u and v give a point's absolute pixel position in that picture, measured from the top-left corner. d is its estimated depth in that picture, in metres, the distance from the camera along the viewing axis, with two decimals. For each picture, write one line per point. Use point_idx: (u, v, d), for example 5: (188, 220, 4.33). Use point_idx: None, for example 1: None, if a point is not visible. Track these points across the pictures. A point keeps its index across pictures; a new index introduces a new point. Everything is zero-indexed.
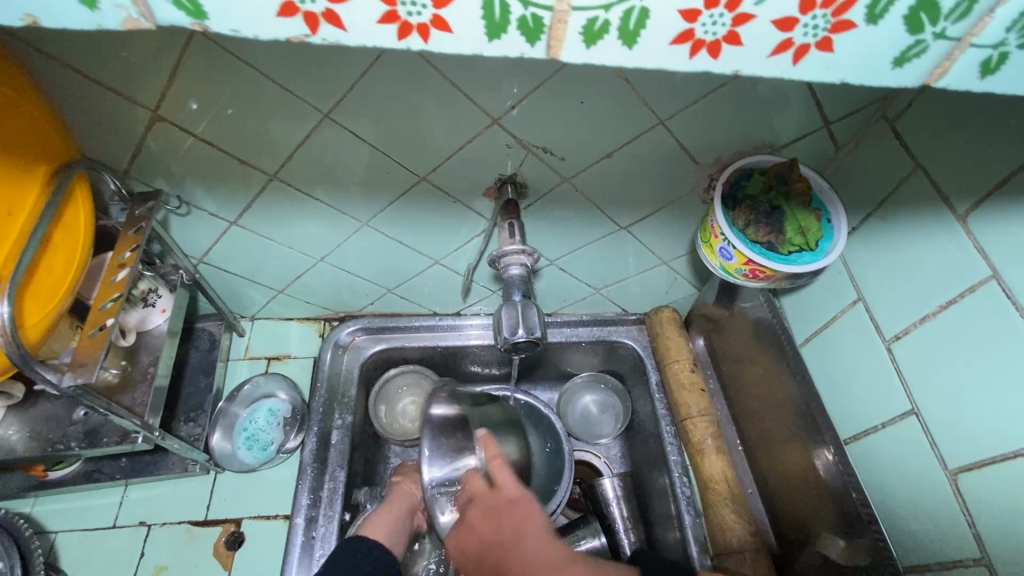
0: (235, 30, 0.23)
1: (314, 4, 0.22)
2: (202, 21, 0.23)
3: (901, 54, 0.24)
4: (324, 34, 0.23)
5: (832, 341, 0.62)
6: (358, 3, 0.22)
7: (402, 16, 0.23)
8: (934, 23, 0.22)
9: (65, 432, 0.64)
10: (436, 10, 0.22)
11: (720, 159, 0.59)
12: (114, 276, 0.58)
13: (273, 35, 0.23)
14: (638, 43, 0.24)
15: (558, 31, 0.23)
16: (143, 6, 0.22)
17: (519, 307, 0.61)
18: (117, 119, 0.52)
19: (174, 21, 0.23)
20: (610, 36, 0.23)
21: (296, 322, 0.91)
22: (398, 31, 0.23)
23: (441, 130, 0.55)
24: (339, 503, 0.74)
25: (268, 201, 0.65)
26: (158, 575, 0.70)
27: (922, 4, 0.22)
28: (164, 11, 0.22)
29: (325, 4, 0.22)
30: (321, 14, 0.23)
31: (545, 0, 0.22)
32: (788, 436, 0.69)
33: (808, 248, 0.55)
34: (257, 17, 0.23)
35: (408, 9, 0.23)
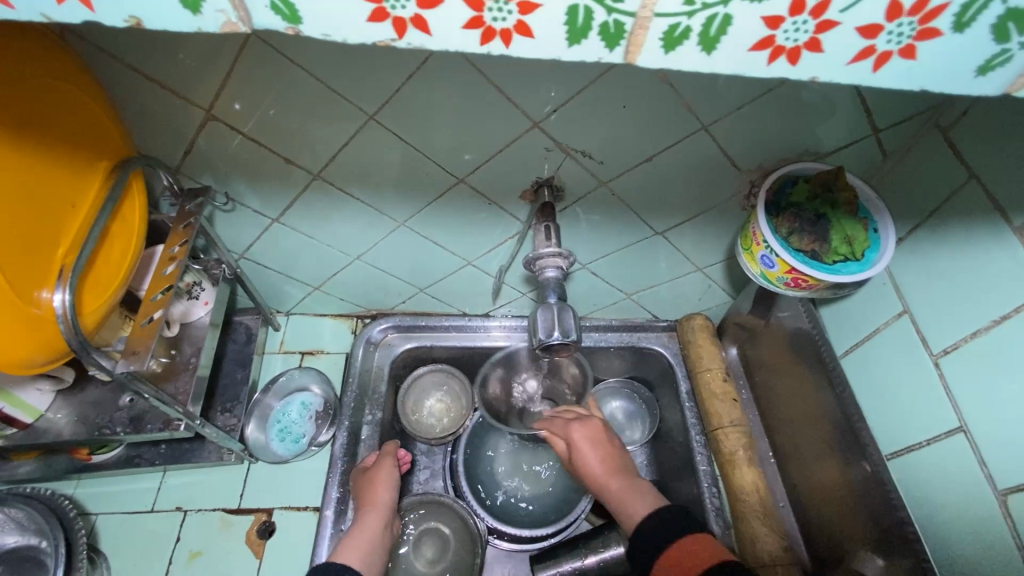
0: (326, 34, 0.24)
1: (402, 10, 0.23)
2: (296, 26, 0.24)
3: (984, 63, 0.23)
4: (410, 39, 0.24)
5: (875, 354, 0.60)
6: (447, 10, 0.23)
7: (488, 23, 0.23)
8: (1021, 33, 0.22)
9: (111, 417, 0.66)
10: (521, 17, 0.23)
11: (762, 165, 0.58)
12: (164, 269, 0.60)
13: (361, 41, 0.24)
14: (717, 50, 0.24)
15: (638, 37, 0.23)
16: (241, 10, 0.23)
17: (555, 309, 0.61)
18: (174, 118, 0.54)
19: (270, 25, 0.24)
20: (688, 42, 0.23)
21: (330, 318, 0.93)
22: (481, 37, 0.24)
23: (483, 133, 0.56)
24: None
25: (311, 200, 0.67)
26: (193, 560, 0.72)
27: (1012, 13, 0.21)
28: (262, 16, 0.23)
29: (414, 10, 0.23)
30: (409, 19, 0.23)
31: (628, 7, 0.22)
32: (822, 451, 0.68)
33: (853, 258, 0.53)
34: (337, 20, 0.23)
35: (494, 15, 0.23)
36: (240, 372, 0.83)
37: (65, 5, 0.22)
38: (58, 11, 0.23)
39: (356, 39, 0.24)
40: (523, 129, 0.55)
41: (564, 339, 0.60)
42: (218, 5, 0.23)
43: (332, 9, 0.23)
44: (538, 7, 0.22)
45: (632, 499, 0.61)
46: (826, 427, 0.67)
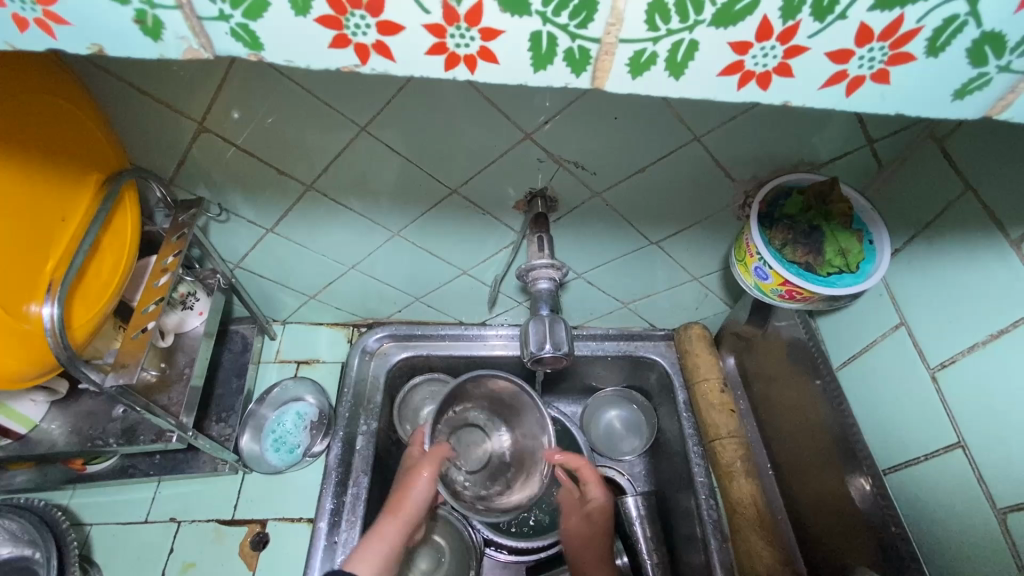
0: (289, 60, 0.24)
1: (363, 36, 0.23)
2: (257, 52, 0.24)
3: (961, 87, 0.23)
4: (374, 65, 0.24)
5: (872, 365, 0.59)
6: (411, 33, 0.22)
7: (450, 49, 0.23)
8: (999, 57, 0.21)
9: (104, 428, 0.66)
10: (483, 43, 0.22)
11: (757, 176, 0.58)
12: (156, 281, 0.60)
13: (323, 65, 0.24)
14: (685, 75, 0.23)
15: (605, 62, 0.23)
16: (203, 37, 0.23)
17: (547, 321, 0.61)
18: (165, 132, 0.54)
19: (231, 51, 0.23)
20: (656, 67, 0.23)
21: (326, 327, 0.93)
22: (445, 62, 0.23)
23: (474, 145, 0.56)
24: (362, 510, 0.75)
25: (305, 211, 0.67)
26: (186, 572, 0.72)
27: (989, 38, 0.21)
28: (223, 43, 0.23)
29: (376, 36, 0.23)
30: (372, 45, 0.23)
31: (593, 33, 0.22)
32: (821, 464, 0.67)
33: (848, 270, 0.53)
34: (304, 45, 0.23)
35: (456, 41, 0.23)
36: (235, 382, 0.83)
37: (27, 32, 0.22)
38: (22, 39, 0.23)
39: (323, 65, 0.24)
40: (514, 141, 0.55)
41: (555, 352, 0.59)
42: (179, 31, 0.23)
43: (301, 35, 0.23)
44: (500, 33, 0.22)
45: None
46: (825, 439, 0.66)
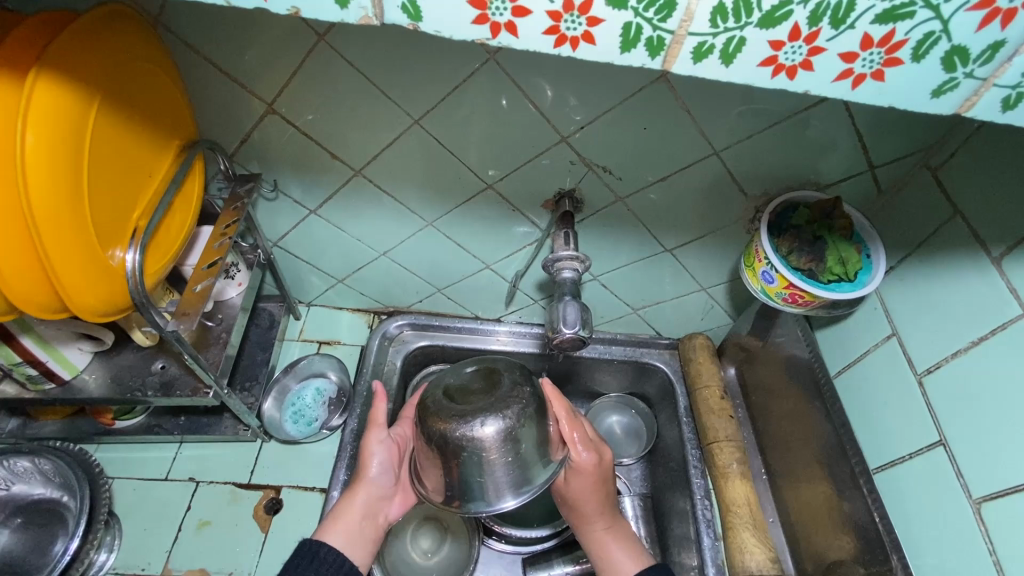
0: (438, 31, 0.30)
1: (500, 16, 0.28)
2: (416, 23, 0.29)
3: (937, 87, 0.28)
4: (501, 40, 0.29)
5: (864, 373, 0.64)
6: (533, 17, 0.28)
7: (562, 31, 0.28)
8: (964, 65, 0.27)
9: (144, 381, 0.70)
10: (588, 27, 0.28)
11: (768, 192, 0.64)
12: (214, 243, 0.66)
13: (461, 37, 0.30)
14: (735, 62, 0.29)
15: (674, 50, 0.29)
16: (378, 8, 0.28)
17: (560, 305, 0.66)
18: (237, 109, 0.60)
19: (397, 22, 0.29)
20: (712, 57, 0.29)
21: (348, 312, 0.98)
22: (556, 42, 0.29)
23: (517, 143, 0.61)
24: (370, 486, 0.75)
25: (349, 195, 0.72)
26: (200, 529, 0.75)
27: (956, 49, 0.27)
28: (394, 14, 0.29)
29: (509, 17, 0.28)
30: (503, 24, 0.29)
31: (670, 25, 0.28)
32: (813, 467, 0.71)
33: (846, 279, 0.58)
34: (452, 19, 0.29)
35: (568, 25, 0.28)
36: (260, 355, 0.88)
37: None
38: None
39: (460, 36, 0.30)
40: (551, 143, 0.61)
41: (575, 333, 0.64)
42: (362, 3, 0.28)
43: (453, 13, 0.28)
44: (603, 20, 0.28)
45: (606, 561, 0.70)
46: (819, 445, 0.71)
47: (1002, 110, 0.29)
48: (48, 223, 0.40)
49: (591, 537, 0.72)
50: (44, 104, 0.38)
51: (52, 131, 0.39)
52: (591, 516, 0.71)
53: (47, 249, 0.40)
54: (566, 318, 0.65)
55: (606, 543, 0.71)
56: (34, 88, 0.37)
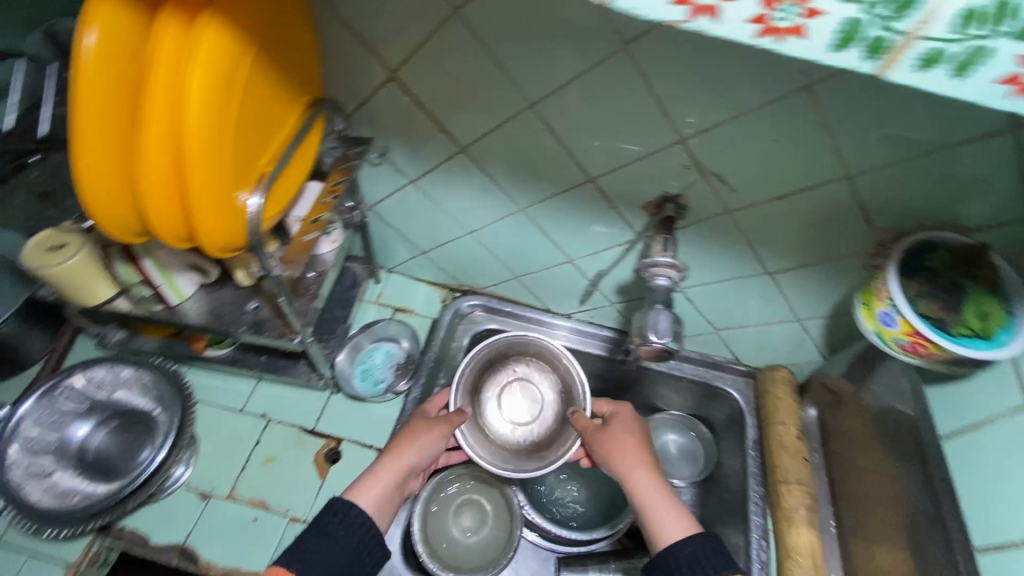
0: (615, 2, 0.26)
1: None
2: None
3: None
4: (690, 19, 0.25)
5: (979, 444, 0.57)
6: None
7: (768, 20, 0.24)
8: None
9: (238, 318, 0.75)
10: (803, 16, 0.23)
11: (899, 228, 0.58)
12: (323, 199, 0.70)
13: (646, 14, 0.26)
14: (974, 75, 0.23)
15: (901, 54, 0.23)
16: None
17: (650, 314, 0.64)
18: (363, 73, 0.63)
19: None
20: (950, 66, 0.23)
21: (425, 284, 1.00)
22: (755, 30, 0.25)
23: (630, 139, 0.60)
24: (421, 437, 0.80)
25: (449, 170, 0.73)
26: (266, 463, 0.80)
27: None
28: None
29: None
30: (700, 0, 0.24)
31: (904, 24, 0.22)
32: (894, 533, 0.66)
33: (981, 336, 0.52)
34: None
35: (777, 14, 0.24)
36: (340, 311, 0.92)
37: None
38: None
39: (648, 13, 0.26)
40: (667, 143, 0.58)
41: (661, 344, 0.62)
42: None
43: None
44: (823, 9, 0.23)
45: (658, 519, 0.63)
46: (907, 511, 0.64)
47: None
48: (196, 159, 0.42)
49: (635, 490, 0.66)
50: (216, 49, 0.40)
51: (215, 73, 0.41)
52: (634, 470, 0.68)
53: (190, 182, 0.43)
54: (657, 327, 0.63)
55: (654, 494, 0.64)
56: (208, 33, 0.40)
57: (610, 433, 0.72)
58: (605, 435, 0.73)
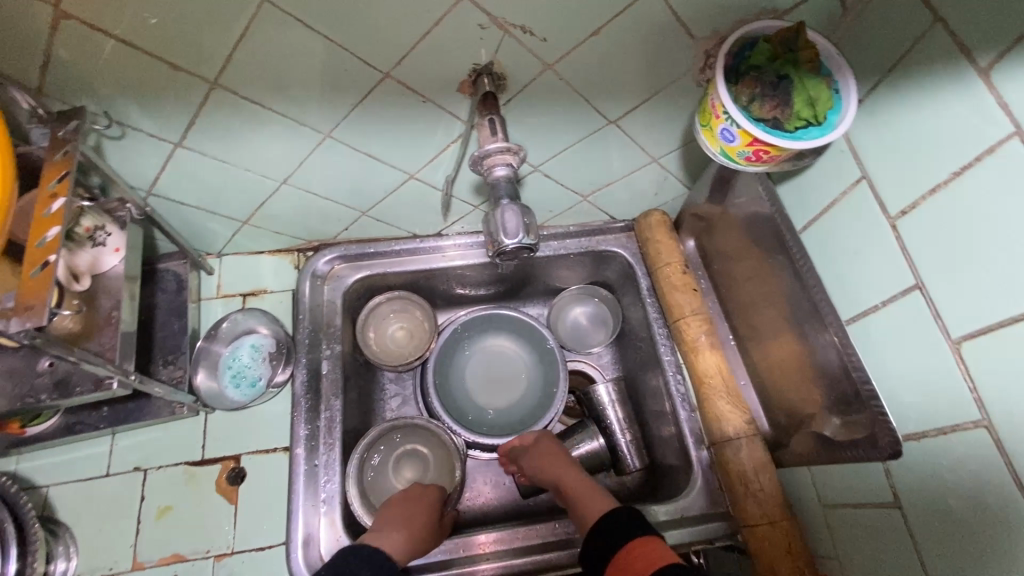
0: None
1: None
2: None
3: None
4: None
5: (832, 225, 0.59)
6: None
7: None
8: None
9: (32, 385, 0.60)
10: None
11: (719, 31, 0.54)
12: (46, 209, 0.51)
13: None
14: None
15: None
16: None
17: (500, 212, 0.60)
18: (14, 19, 0.44)
19: None
20: None
21: (268, 256, 0.86)
22: None
23: (405, 7, 0.47)
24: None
25: (215, 117, 0.58)
26: (163, 515, 0.71)
27: None
28: None
29: None
30: None
31: None
32: (779, 330, 0.70)
33: (814, 123, 0.49)
34: None
35: None
36: (177, 323, 0.78)
37: None
38: None
39: None
40: (449, 3, 0.47)
41: (521, 243, 0.60)
42: None
43: None
44: None
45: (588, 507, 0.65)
46: (784, 304, 0.68)
47: None
48: None
49: (574, 491, 0.68)
50: None
51: None
52: (546, 467, 0.72)
53: None
54: (506, 226, 0.60)
55: (573, 474, 0.70)
56: None
57: (535, 447, 0.74)
58: (528, 452, 0.75)
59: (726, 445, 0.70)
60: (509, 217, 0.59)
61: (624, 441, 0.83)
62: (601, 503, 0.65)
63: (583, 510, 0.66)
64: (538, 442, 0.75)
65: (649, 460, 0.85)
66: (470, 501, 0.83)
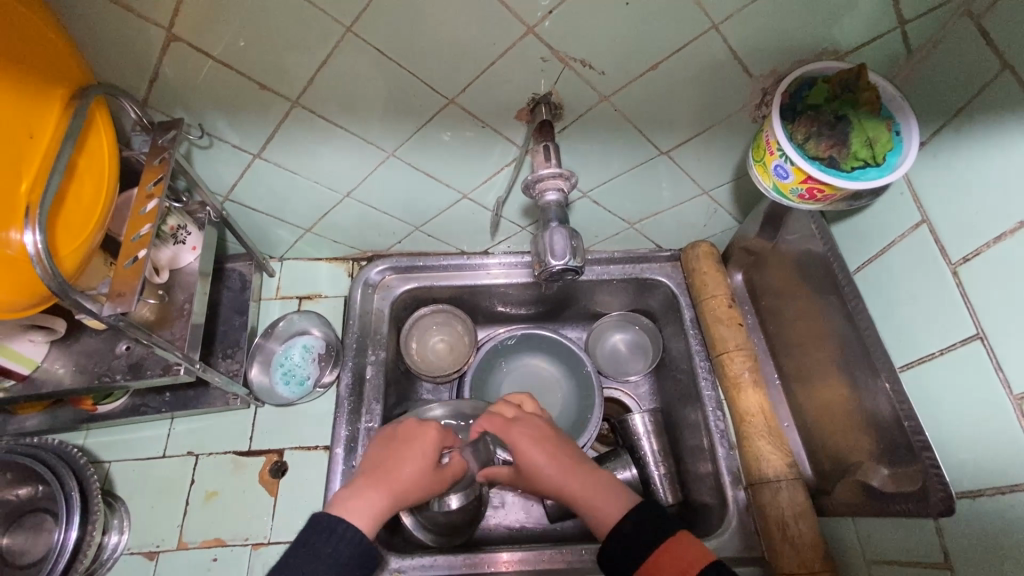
0: None
1: None
2: None
3: None
4: None
5: (887, 268, 0.58)
6: None
7: None
8: None
9: (110, 365, 0.66)
10: None
11: (777, 70, 0.54)
12: (142, 208, 0.57)
13: None
14: None
15: None
16: None
17: (547, 234, 0.62)
18: (132, 40, 0.50)
19: None
20: None
21: (325, 263, 0.91)
22: None
23: (475, 39, 0.51)
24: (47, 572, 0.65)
25: (293, 132, 0.63)
26: (209, 499, 0.75)
27: None
28: None
29: None
30: None
31: None
32: (827, 372, 0.68)
33: (873, 163, 0.49)
34: None
35: None
36: (237, 319, 0.83)
37: None
38: None
39: None
40: (515, 38, 0.51)
41: (566, 266, 0.62)
42: None
43: None
44: None
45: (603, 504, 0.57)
46: (834, 345, 0.66)
47: None
48: None
49: (579, 483, 0.59)
50: None
51: None
52: (541, 457, 0.60)
53: None
54: (554, 248, 0.61)
55: (573, 461, 0.60)
56: None
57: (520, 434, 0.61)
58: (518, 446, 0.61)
59: (766, 487, 0.68)
60: (557, 240, 0.61)
61: (657, 474, 0.81)
62: (618, 505, 0.57)
63: (594, 509, 0.57)
64: (524, 433, 0.62)
65: (683, 495, 0.83)
66: (498, 519, 0.83)
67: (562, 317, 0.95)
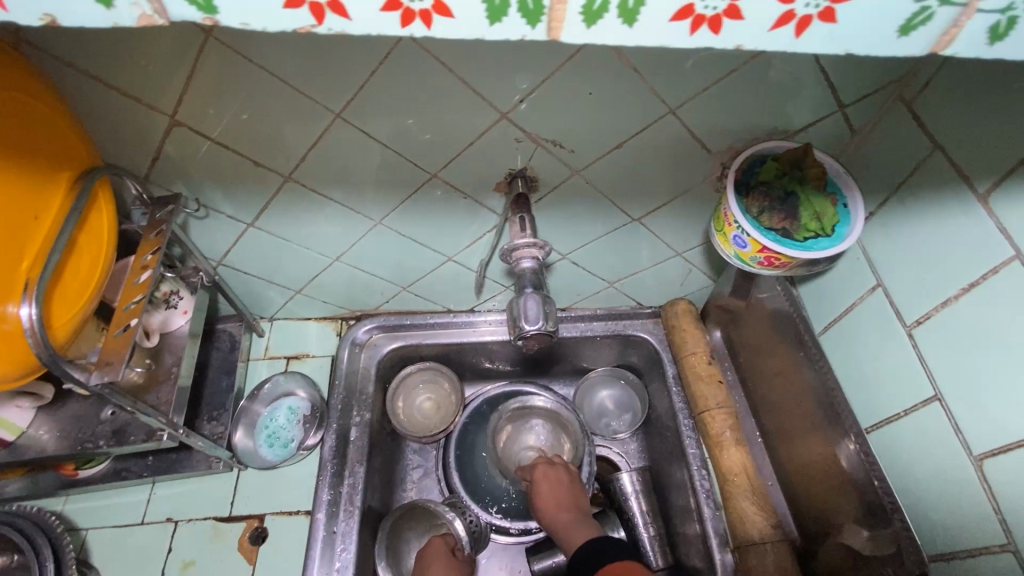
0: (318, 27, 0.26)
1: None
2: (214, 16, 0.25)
3: (906, 22, 0.25)
4: (330, 23, 0.25)
5: (852, 329, 0.61)
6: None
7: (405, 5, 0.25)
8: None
9: (94, 431, 0.66)
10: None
11: (733, 146, 0.59)
12: (136, 278, 0.60)
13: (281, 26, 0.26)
14: (638, 21, 0.25)
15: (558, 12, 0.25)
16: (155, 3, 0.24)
17: (524, 298, 0.64)
18: (137, 125, 0.54)
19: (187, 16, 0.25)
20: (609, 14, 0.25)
21: (314, 322, 0.93)
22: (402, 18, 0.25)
23: (453, 123, 0.55)
24: None
25: (285, 203, 0.66)
26: (185, 569, 0.73)
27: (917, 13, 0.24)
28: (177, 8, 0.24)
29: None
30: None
31: None
32: (806, 429, 0.69)
33: (823, 234, 0.53)
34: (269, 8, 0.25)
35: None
36: (225, 380, 0.84)
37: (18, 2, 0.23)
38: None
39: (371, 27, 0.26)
40: (490, 121, 0.55)
41: (542, 329, 0.64)
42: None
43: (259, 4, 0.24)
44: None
45: (577, 534, 0.69)
46: (810, 403, 0.67)
47: (991, 41, 0.25)
48: None
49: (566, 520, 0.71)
50: None
51: None
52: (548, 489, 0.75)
53: None
54: (529, 312, 0.64)
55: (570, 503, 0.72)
56: None
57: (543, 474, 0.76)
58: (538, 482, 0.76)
59: (751, 550, 0.67)
60: (532, 306, 0.63)
61: (645, 536, 0.80)
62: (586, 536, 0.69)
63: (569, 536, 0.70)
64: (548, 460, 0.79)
65: (674, 558, 0.81)
66: None
67: (549, 373, 0.96)
